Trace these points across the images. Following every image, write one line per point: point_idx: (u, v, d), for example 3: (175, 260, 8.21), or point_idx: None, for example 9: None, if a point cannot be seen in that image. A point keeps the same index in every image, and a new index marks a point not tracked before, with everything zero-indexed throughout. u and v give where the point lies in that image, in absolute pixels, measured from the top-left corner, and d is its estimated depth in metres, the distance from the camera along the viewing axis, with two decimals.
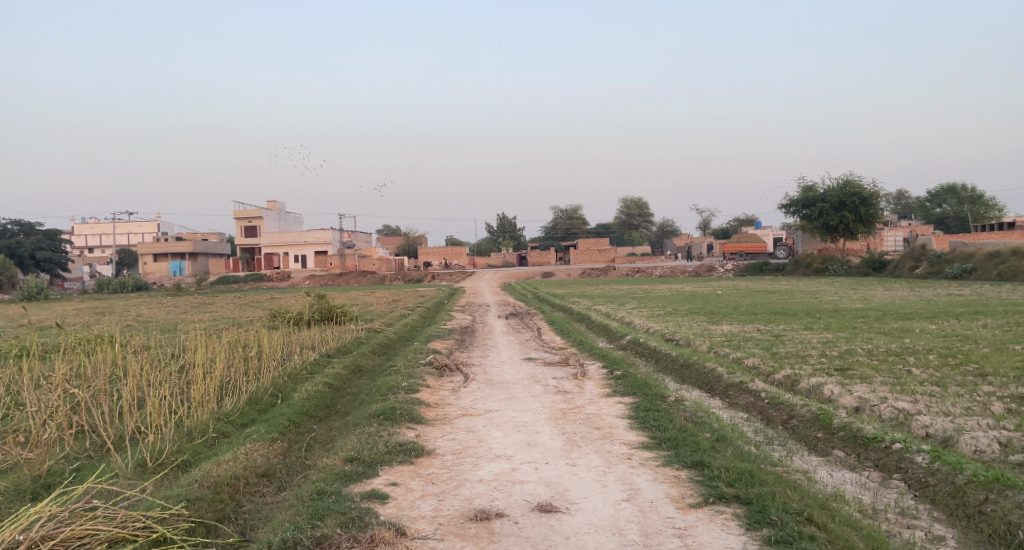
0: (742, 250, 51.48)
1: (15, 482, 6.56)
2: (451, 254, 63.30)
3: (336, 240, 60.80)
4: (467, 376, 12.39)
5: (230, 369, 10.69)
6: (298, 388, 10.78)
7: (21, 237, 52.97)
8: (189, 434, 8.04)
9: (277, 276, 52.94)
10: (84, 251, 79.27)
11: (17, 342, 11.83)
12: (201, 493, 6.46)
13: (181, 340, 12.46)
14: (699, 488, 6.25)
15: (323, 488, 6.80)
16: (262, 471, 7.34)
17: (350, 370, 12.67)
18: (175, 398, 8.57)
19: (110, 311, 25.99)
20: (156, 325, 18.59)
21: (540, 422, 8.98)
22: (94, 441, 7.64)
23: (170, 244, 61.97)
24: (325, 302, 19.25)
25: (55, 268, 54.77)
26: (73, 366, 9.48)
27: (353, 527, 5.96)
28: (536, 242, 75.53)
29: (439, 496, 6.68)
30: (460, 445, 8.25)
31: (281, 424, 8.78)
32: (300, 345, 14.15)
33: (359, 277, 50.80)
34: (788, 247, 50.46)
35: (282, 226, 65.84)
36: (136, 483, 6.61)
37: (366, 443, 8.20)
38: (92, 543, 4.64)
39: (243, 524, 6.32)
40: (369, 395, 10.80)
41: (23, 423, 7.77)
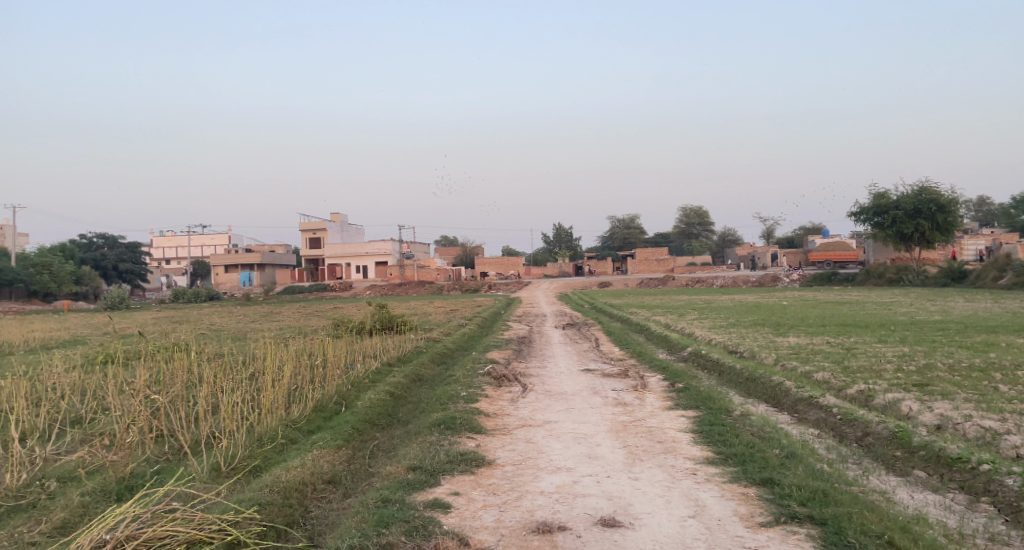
0: (833, 259, 50.03)
1: (101, 483, 6.83)
2: (507, 265, 63.23)
3: (396, 251, 61.80)
4: (524, 386, 12.39)
5: (297, 376, 10.94)
6: (361, 396, 10.94)
7: (106, 250, 55.52)
8: (260, 440, 8.25)
9: (339, 285, 54.08)
10: (161, 263, 82.55)
11: (102, 350, 12.38)
12: (271, 498, 6.60)
13: (250, 348, 12.83)
14: (770, 507, 6.06)
15: (387, 496, 6.89)
16: (328, 478, 7.45)
17: (410, 379, 12.83)
18: (247, 404, 8.81)
19: (186, 319, 27.00)
20: (228, 333, 19.19)
21: (600, 434, 8.89)
22: (172, 445, 7.91)
23: (240, 255, 64.08)
24: (386, 311, 19.48)
25: (139, 278, 56.76)
26: (152, 373, 9.88)
27: (418, 535, 6.04)
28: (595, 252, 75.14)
29: (501, 507, 6.68)
30: (520, 456, 8.24)
31: (346, 431, 8.91)
32: (361, 354, 14.35)
33: (417, 287, 51.39)
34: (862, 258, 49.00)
35: (345, 238, 67.34)
36: (212, 487, 6.82)
37: (428, 452, 8.26)
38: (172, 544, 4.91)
39: (311, 529, 6.45)
40: (429, 405, 10.90)
41: (109, 427, 8.13)
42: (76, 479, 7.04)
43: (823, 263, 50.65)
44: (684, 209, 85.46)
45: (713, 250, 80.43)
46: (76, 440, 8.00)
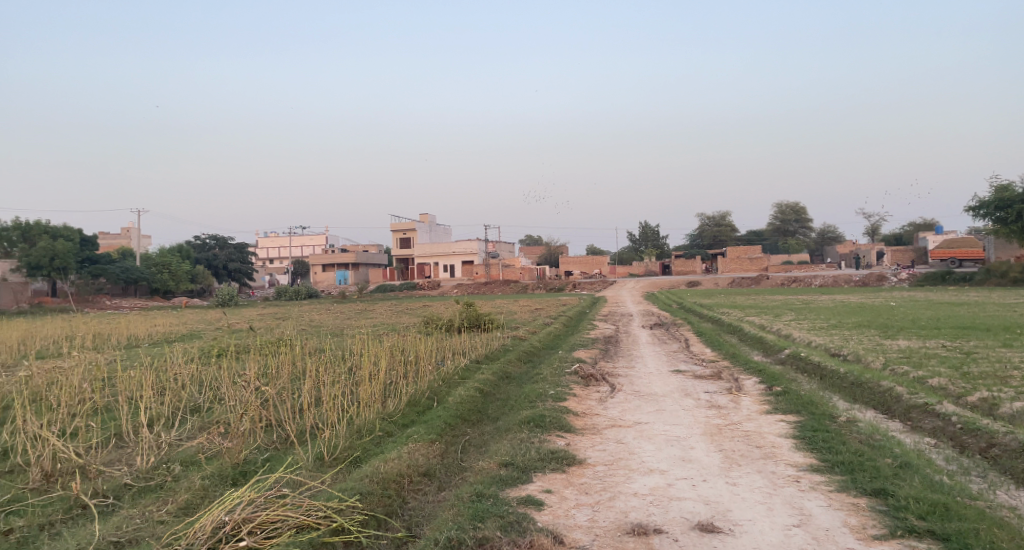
0: (958, 255, 46.93)
1: (219, 467, 7.24)
2: (592, 264, 62.79)
3: (482, 250, 62.47)
4: (613, 386, 12.24)
5: (391, 372, 11.20)
6: (451, 392, 11.07)
7: (217, 250, 58.75)
8: (359, 432, 8.49)
9: (428, 284, 55.20)
10: (264, 262, 86.58)
11: (215, 343, 13.09)
12: (371, 487, 6.78)
13: (347, 344, 13.24)
14: (884, 519, 5.75)
15: (481, 490, 6.97)
16: (424, 470, 7.57)
17: (498, 376, 12.91)
18: (346, 398, 9.10)
19: (286, 316, 28.19)
20: (325, 330, 19.89)
21: (694, 437, 8.66)
22: (280, 434, 8.30)
23: (336, 255, 66.41)
24: (474, 310, 19.69)
25: (246, 277, 59.66)
26: (259, 366, 10.36)
27: (513, 531, 6.12)
28: (685, 251, 73.69)
29: (594, 506, 6.63)
30: (611, 456, 8.13)
31: (439, 425, 9.04)
32: (451, 351, 14.57)
33: (503, 286, 51.77)
34: (981, 255, 45.88)
35: (433, 238, 68.64)
36: (317, 475, 7.09)
37: (519, 448, 8.28)
38: (282, 527, 5.73)
39: (409, 519, 6.62)
40: (518, 403, 10.92)
41: (224, 415, 8.61)
42: (196, 463, 7.47)
43: (949, 261, 47.57)
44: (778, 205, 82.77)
45: (813, 247, 77.39)
46: (196, 427, 8.52)
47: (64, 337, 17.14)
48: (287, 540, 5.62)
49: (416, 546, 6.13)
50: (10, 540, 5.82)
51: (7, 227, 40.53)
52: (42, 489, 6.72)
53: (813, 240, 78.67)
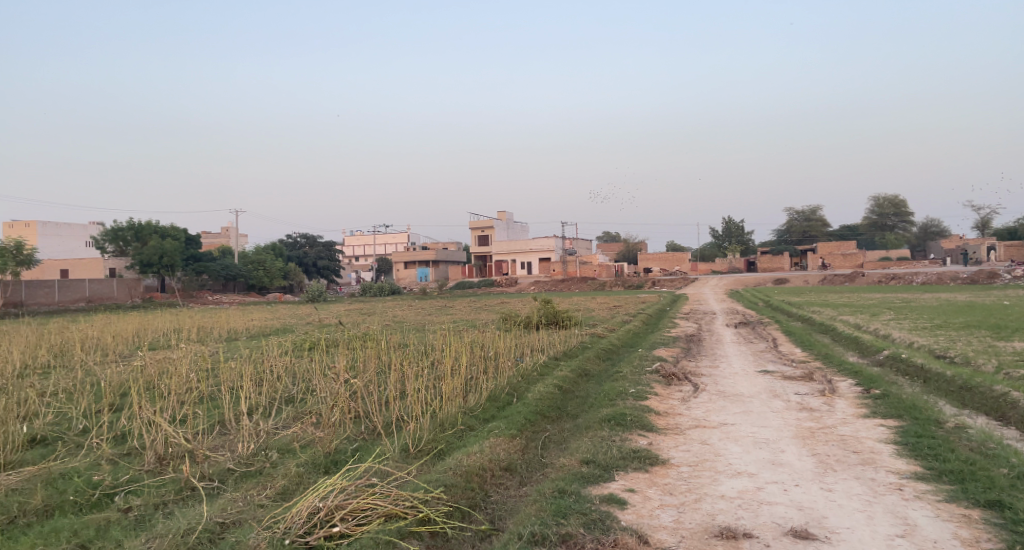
0: None
1: (311, 455, 7.47)
2: (673, 261, 61.61)
3: (559, 247, 62.32)
4: (696, 386, 11.94)
5: (471, 367, 11.27)
6: (530, 388, 11.06)
7: (307, 247, 61.00)
8: (442, 425, 8.59)
9: (505, 280, 55.50)
10: (349, 259, 89.30)
11: (306, 337, 13.56)
12: (455, 480, 6.85)
13: (428, 339, 13.42)
14: (1000, 534, 5.39)
15: (563, 487, 6.94)
16: (505, 465, 7.57)
17: (577, 374, 12.81)
18: (428, 392, 9.22)
19: (371, 312, 28.95)
20: (408, 325, 20.29)
21: (785, 440, 8.34)
22: (367, 425, 8.50)
23: (417, 252, 67.73)
24: (552, 307, 19.64)
25: (333, 274, 61.75)
26: (347, 360, 10.64)
27: (596, 528, 6.08)
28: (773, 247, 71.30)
29: (679, 507, 6.48)
30: (696, 457, 7.92)
31: (519, 421, 9.04)
32: (529, 348, 14.57)
33: (580, 283, 51.50)
34: None
35: (511, 235, 68.99)
36: (403, 466, 7.23)
37: (600, 446, 8.19)
38: (371, 515, 5.94)
39: (492, 513, 6.64)
40: (598, 400, 10.81)
41: (315, 406, 8.89)
42: (292, 451, 7.73)
43: None
44: (876, 198, 78.09)
45: (913, 244, 73.45)
46: (289, 417, 8.84)
47: (171, 329, 18.16)
48: (376, 527, 5.83)
49: (499, 539, 6.15)
50: (129, 517, 6.17)
51: (122, 226, 43.44)
52: (155, 471, 7.10)
53: (914, 236, 74.53)
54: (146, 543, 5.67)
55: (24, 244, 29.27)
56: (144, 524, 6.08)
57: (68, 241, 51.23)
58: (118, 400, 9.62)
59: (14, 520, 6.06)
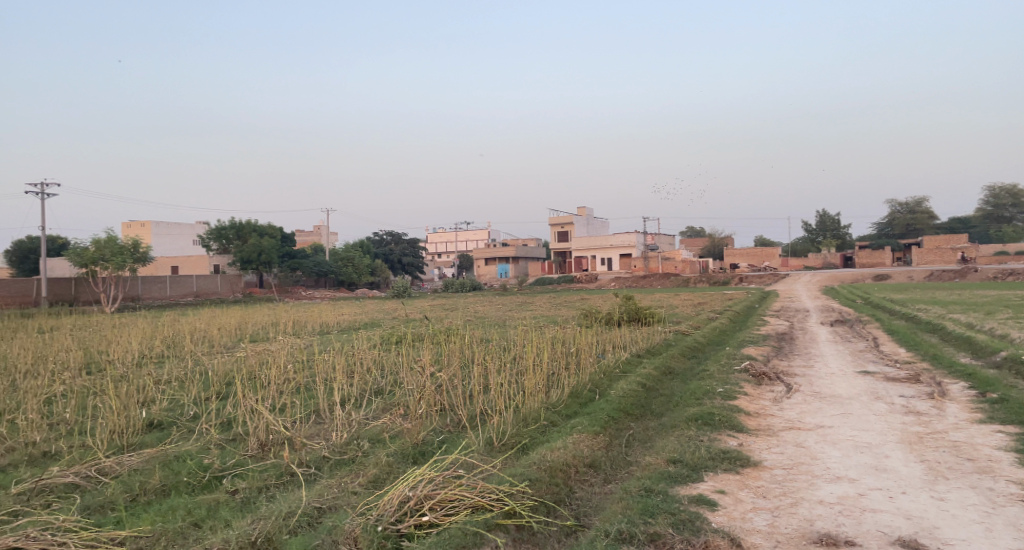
0: None
1: (400, 446, 7.59)
2: (761, 257, 59.70)
3: (640, 244, 60.83)
4: (789, 386, 11.47)
5: (554, 364, 11.19)
6: (613, 385, 10.87)
7: (393, 245, 62.46)
8: (525, 420, 8.56)
9: (585, 277, 55.14)
10: (432, 256, 90.89)
11: (392, 332, 13.81)
12: (539, 474, 6.81)
13: (510, 334, 13.42)
14: None
15: (649, 485, 6.80)
16: (589, 461, 7.46)
17: (662, 372, 12.52)
18: (511, 387, 9.21)
19: (454, 307, 29.34)
20: (490, 321, 20.40)
21: (889, 445, 7.89)
22: (451, 418, 8.57)
23: (498, 249, 68.20)
24: (634, 303, 19.31)
25: (418, 270, 62.98)
26: (432, 354, 10.77)
27: (686, 529, 5.96)
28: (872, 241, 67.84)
29: (774, 511, 6.24)
30: (790, 460, 7.59)
31: (602, 418, 8.89)
32: (612, 345, 14.36)
33: (662, 279, 50.52)
34: None
35: (591, 231, 68.60)
36: (488, 459, 7.26)
37: (688, 445, 7.97)
38: (459, 506, 6.00)
39: (577, 509, 6.56)
40: (683, 400, 10.53)
41: (402, 399, 9.02)
42: (382, 441, 7.86)
43: None
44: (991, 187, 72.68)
45: None
46: (378, 408, 9.03)
47: (269, 322, 18.96)
48: (463, 518, 5.87)
49: (585, 536, 6.07)
50: (236, 499, 6.44)
51: (225, 226, 45.85)
52: (258, 456, 7.38)
53: None
54: (251, 523, 5.89)
55: (140, 241, 31.11)
56: (249, 506, 6.33)
57: (178, 238, 54.32)
58: (223, 388, 10.07)
59: (136, 498, 6.42)
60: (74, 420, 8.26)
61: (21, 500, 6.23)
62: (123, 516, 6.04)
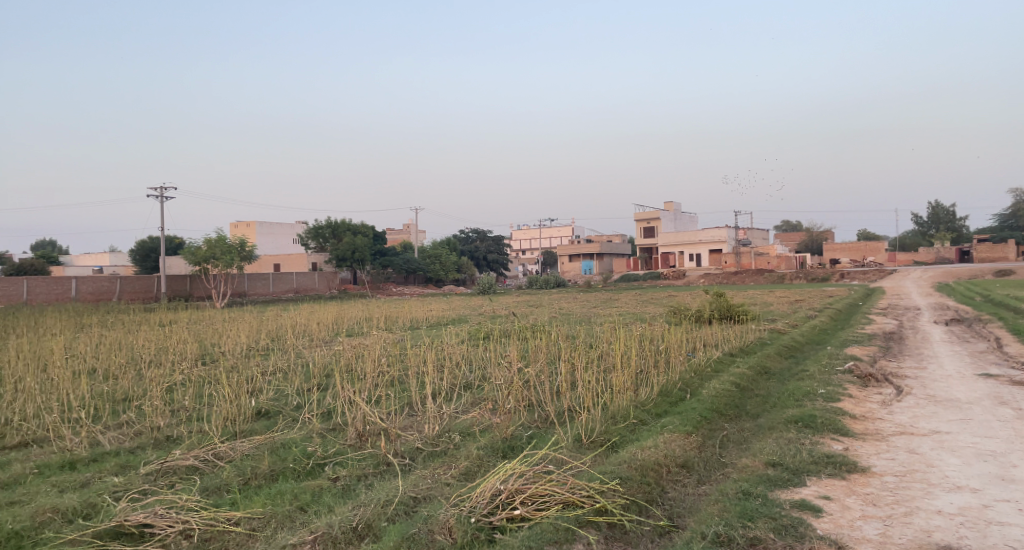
0: None
1: (490, 440, 7.62)
2: (864, 251, 56.88)
3: (732, 238, 59.10)
4: (899, 389, 10.81)
5: (644, 362, 10.97)
6: (705, 384, 10.55)
7: (478, 242, 63.12)
8: (613, 418, 8.43)
9: (673, 273, 53.95)
10: (516, 253, 91.33)
11: (480, 327, 13.91)
12: (630, 473, 6.68)
13: (598, 331, 13.24)
14: None
15: (748, 488, 6.56)
16: (682, 462, 7.25)
17: (757, 372, 12.06)
18: (600, 385, 9.08)
19: (539, 304, 29.32)
20: (576, 317, 20.24)
21: (1016, 454, 7.31)
22: (540, 414, 8.53)
23: (583, 245, 67.83)
24: (725, 300, 18.73)
25: (501, 268, 63.38)
26: (520, 350, 10.76)
27: (788, 535, 5.74)
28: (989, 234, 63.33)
29: (885, 520, 5.90)
30: (902, 466, 7.15)
31: (695, 417, 8.63)
32: (703, 344, 13.96)
33: (755, 275, 48.83)
34: None
35: (679, 226, 67.33)
36: (578, 456, 7.20)
37: (787, 448, 7.64)
38: (550, 501, 5.97)
39: (670, 509, 6.40)
40: (781, 401, 10.09)
41: (491, 393, 9.06)
42: (472, 435, 7.92)
43: None
44: None
45: None
46: (467, 402, 9.10)
47: (362, 318, 19.52)
48: (554, 513, 5.83)
49: (680, 537, 5.91)
50: (338, 486, 6.63)
51: (321, 225, 47.90)
52: (356, 445, 7.58)
53: None
54: (353, 510, 6.04)
55: (246, 241, 32.50)
56: (350, 493, 6.50)
57: (280, 237, 56.85)
58: (323, 379, 10.42)
59: (248, 482, 6.72)
60: (193, 407, 8.75)
61: (148, 479, 6.63)
62: (237, 498, 6.33)
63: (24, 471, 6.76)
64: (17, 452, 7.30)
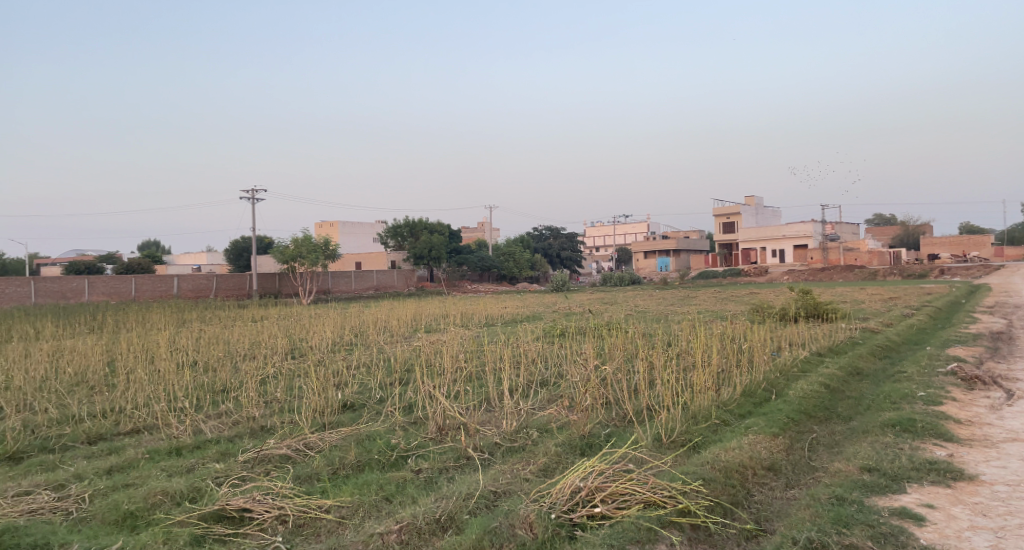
0: None
1: (568, 437, 7.54)
2: (967, 245, 53.55)
3: (819, 233, 56.84)
4: (1009, 393, 10.08)
5: (727, 362, 10.63)
6: (792, 384, 10.12)
7: (550, 239, 62.98)
8: (694, 418, 8.19)
9: (755, 269, 52.15)
10: (591, 251, 90.69)
11: (556, 324, 13.82)
12: (714, 474, 6.46)
13: (678, 330, 12.93)
14: None
15: (841, 493, 6.25)
16: (768, 464, 6.96)
17: (848, 372, 11.49)
18: (681, 385, 8.85)
19: (614, 301, 28.97)
20: (653, 315, 19.86)
21: None
22: (618, 413, 8.39)
23: (659, 241, 66.73)
24: (812, 298, 17.98)
25: (574, 265, 63.05)
26: (597, 348, 10.62)
27: (888, 544, 5.44)
28: None
29: (997, 532, 5.51)
30: (1015, 475, 6.65)
31: (781, 419, 8.28)
32: (790, 343, 13.43)
33: (844, 271, 46.65)
34: None
35: (761, 221, 65.29)
36: (658, 456, 7.03)
37: (883, 453, 7.23)
38: (631, 500, 5.84)
39: (757, 512, 6.17)
40: (875, 404, 9.57)
41: (568, 391, 8.97)
42: (550, 431, 7.86)
43: None
44: None
45: None
46: (545, 399, 9.04)
47: (440, 314, 19.77)
48: (636, 512, 5.70)
49: (769, 541, 5.69)
50: (421, 478, 6.71)
51: (399, 223, 48.84)
52: (437, 439, 7.65)
53: None
54: (436, 501, 6.09)
55: (330, 241, 33.52)
56: (432, 486, 6.57)
57: (360, 236, 58.34)
58: (404, 374, 10.59)
59: (337, 471, 6.88)
60: (284, 399, 9.05)
61: (246, 466, 6.89)
62: (327, 487, 6.49)
63: (137, 456, 7.16)
64: (130, 438, 7.75)
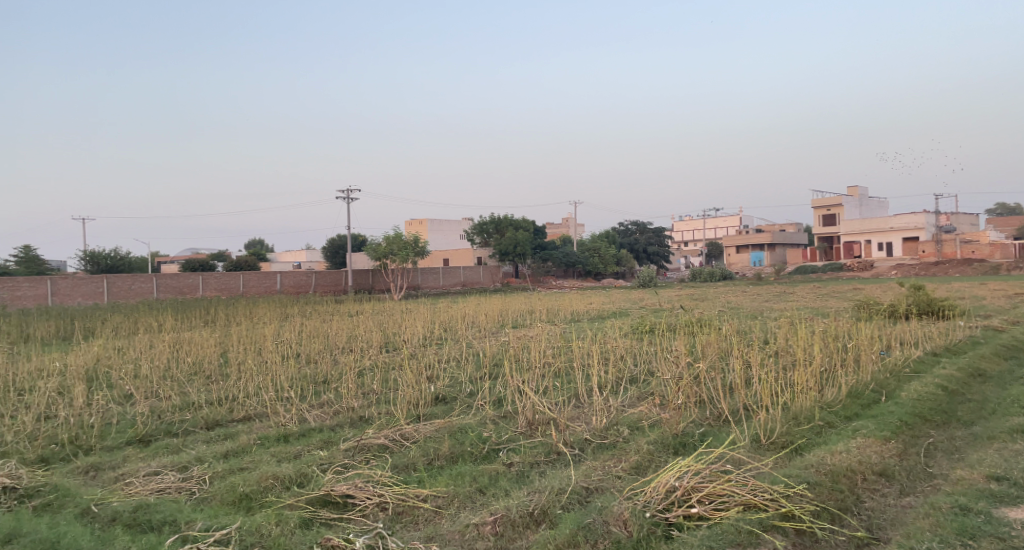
0: None
1: (660, 435, 7.34)
2: None
3: (931, 224, 53.16)
4: None
5: (830, 361, 10.09)
6: (903, 386, 9.48)
7: (637, 234, 61.99)
8: (796, 419, 7.79)
9: (858, 264, 49.52)
10: (681, 246, 88.69)
11: (645, 320, 13.54)
12: (820, 478, 6.12)
13: (776, 327, 12.39)
14: None
15: (965, 503, 5.78)
16: (880, 469, 6.52)
17: (968, 374, 10.67)
18: (781, 384, 8.45)
19: (704, 297, 28.23)
20: (746, 311, 19.18)
21: None
22: (714, 412, 8.09)
23: (753, 236, 64.54)
24: (924, 294, 16.85)
25: (661, 260, 61.94)
26: (689, 345, 10.30)
27: None
28: None
29: None
30: None
31: (893, 422, 7.75)
32: (899, 341, 12.62)
33: (961, 266, 43.56)
34: None
35: (867, 213, 61.92)
36: (757, 458, 6.72)
37: (1011, 461, 6.64)
38: (729, 502, 5.61)
39: (869, 520, 5.79)
40: (1000, 409, 8.82)
41: (661, 388, 8.73)
42: (642, 429, 7.68)
43: None
44: None
45: None
46: (636, 396, 8.83)
47: (526, 310, 19.79)
48: (735, 514, 5.47)
49: None
50: (513, 471, 6.68)
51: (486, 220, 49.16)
52: (527, 433, 7.61)
53: None
54: (528, 495, 6.05)
55: (419, 237, 33.95)
56: (524, 479, 6.53)
57: (449, 233, 59.31)
58: (493, 369, 10.62)
59: (431, 462, 6.96)
60: (380, 390, 9.26)
61: (347, 454, 7.08)
62: (423, 477, 6.58)
63: (250, 441, 7.49)
64: (243, 425, 8.12)
